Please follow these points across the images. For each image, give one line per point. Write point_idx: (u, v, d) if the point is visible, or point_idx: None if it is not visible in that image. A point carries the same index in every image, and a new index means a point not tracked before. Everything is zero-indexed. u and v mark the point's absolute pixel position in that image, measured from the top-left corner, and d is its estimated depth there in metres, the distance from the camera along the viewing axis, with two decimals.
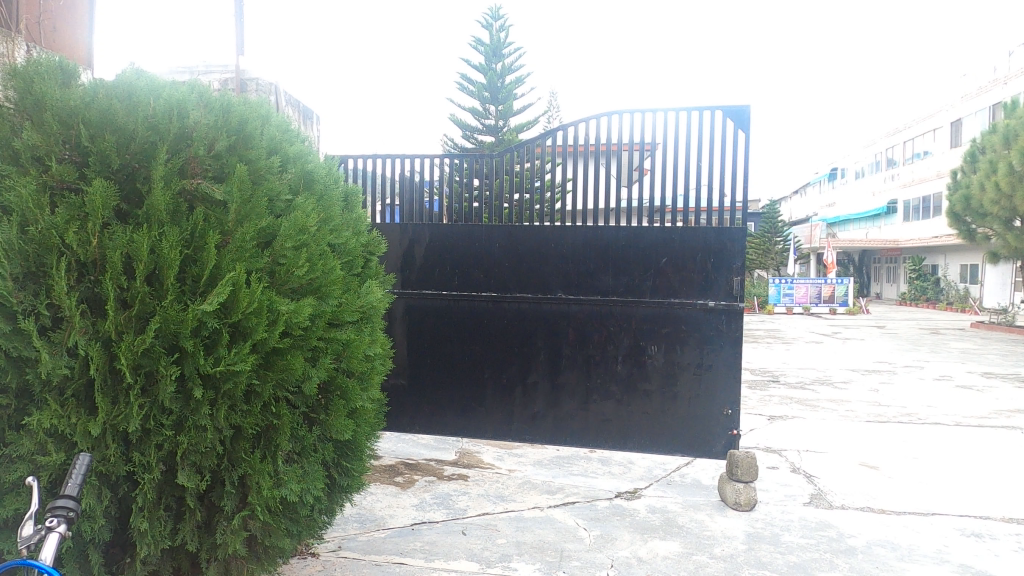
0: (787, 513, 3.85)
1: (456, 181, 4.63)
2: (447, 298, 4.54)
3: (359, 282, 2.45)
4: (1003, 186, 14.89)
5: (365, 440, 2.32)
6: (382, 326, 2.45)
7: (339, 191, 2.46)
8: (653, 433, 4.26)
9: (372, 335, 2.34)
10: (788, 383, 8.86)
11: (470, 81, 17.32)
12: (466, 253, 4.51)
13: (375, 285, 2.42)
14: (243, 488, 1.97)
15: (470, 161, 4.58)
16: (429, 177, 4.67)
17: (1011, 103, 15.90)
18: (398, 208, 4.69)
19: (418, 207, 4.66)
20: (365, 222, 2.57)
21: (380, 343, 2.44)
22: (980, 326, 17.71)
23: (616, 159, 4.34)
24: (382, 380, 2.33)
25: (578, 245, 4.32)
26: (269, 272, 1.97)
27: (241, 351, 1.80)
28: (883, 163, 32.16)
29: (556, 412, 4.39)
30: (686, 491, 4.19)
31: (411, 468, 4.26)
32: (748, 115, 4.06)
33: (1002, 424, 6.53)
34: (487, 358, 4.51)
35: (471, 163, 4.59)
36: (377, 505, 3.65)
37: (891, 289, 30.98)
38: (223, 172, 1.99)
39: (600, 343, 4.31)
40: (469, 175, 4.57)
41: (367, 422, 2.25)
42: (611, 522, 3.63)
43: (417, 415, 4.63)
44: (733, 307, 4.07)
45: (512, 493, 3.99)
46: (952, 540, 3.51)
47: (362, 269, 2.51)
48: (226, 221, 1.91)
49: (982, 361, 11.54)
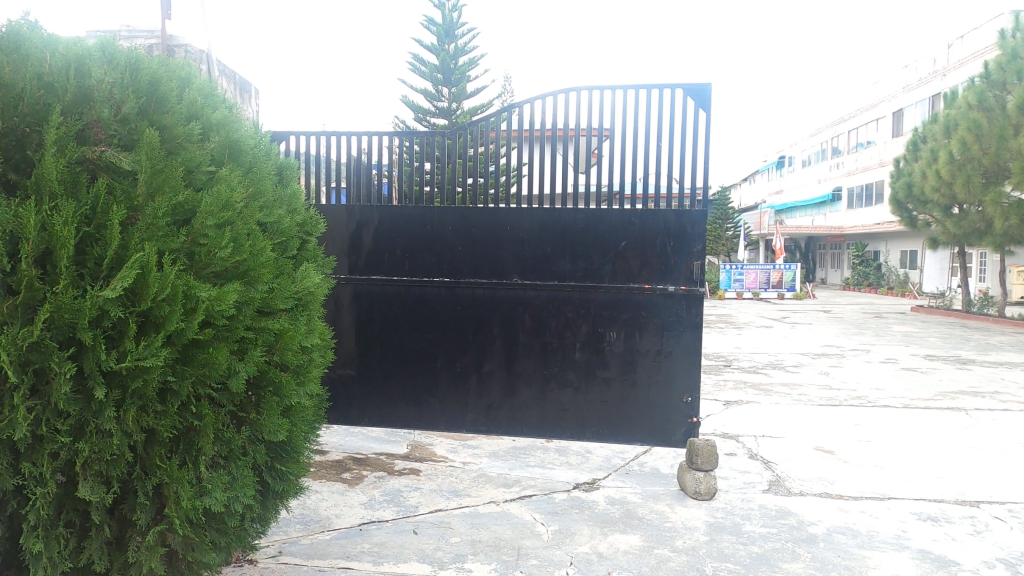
0: (747, 502, 3.78)
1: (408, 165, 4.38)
2: (397, 284, 4.32)
3: (295, 265, 2.20)
4: (943, 174, 15.33)
5: (302, 441, 2.09)
6: (321, 313, 2.20)
7: (271, 163, 2.20)
8: (612, 423, 4.15)
9: (310, 324, 2.09)
10: (742, 367, 8.91)
11: (421, 62, 16.91)
12: (417, 236, 4.28)
13: (312, 268, 2.16)
14: (160, 499, 1.74)
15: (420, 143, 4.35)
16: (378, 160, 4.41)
17: (951, 93, 16.37)
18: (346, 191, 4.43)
19: (368, 190, 4.39)
20: (302, 198, 2.30)
21: (319, 332, 2.19)
22: (920, 310, 18.33)
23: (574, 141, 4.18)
24: (321, 373, 2.10)
25: (535, 229, 4.15)
26: (189, 254, 1.72)
27: (152, 344, 1.57)
28: (828, 151, 32.95)
29: (511, 402, 4.24)
30: (645, 480, 4.08)
31: (360, 464, 4.04)
32: (709, 94, 3.94)
33: (948, 405, 6.67)
34: (440, 347, 4.31)
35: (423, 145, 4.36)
36: (322, 505, 3.42)
37: (837, 274, 31.84)
38: (132, 139, 1.73)
39: (557, 329, 4.16)
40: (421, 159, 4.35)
41: (304, 420, 2.03)
42: (569, 516, 3.49)
43: (366, 408, 4.41)
44: (694, 292, 3.97)
45: (466, 488, 3.81)
46: (910, 524, 3.49)
47: (299, 251, 2.24)
48: (134, 195, 1.66)
49: (925, 343, 11.87)
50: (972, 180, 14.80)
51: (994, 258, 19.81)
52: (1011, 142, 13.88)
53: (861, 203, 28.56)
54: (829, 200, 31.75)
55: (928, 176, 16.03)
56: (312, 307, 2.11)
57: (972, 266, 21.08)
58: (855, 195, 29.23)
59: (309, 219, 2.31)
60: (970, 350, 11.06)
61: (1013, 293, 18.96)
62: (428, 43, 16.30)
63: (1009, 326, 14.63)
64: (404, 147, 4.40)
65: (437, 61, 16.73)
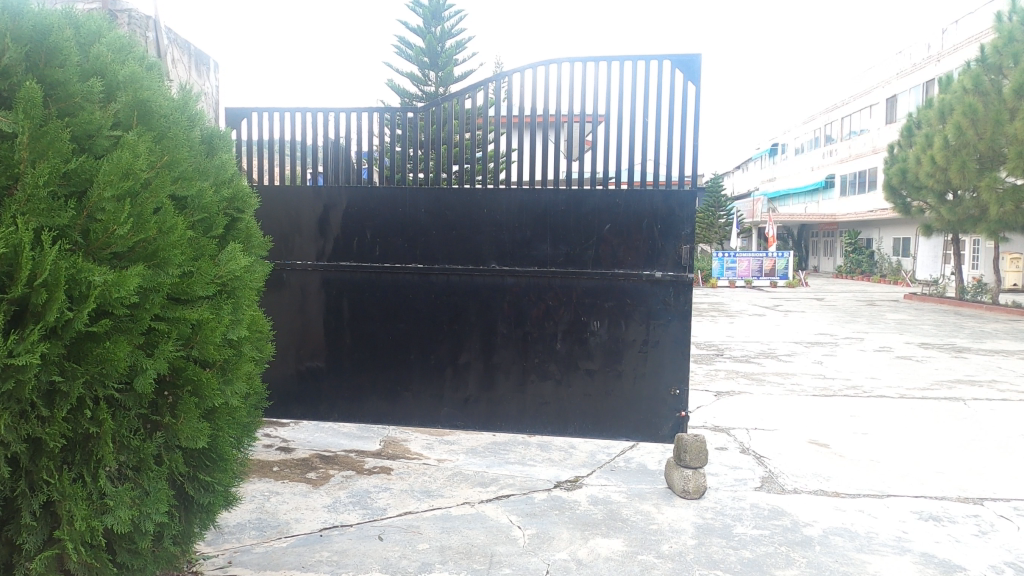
0: (738, 500, 3.56)
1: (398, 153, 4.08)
2: (367, 271, 4.05)
3: (221, 247, 1.92)
4: (938, 159, 15.09)
5: (232, 448, 1.84)
6: (254, 301, 1.93)
7: (195, 132, 1.91)
8: (596, 417, 3.92)
9: (239, 314, 1.82)
10: (734, 357, 8.69)
11: (407, 45, 16.52)
12: (389, 219, 4.01)
13: (242, 250, 1.88)
14: (54, 518, 1.49)
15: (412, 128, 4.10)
16: (364, 146, 4.11)
17: (947, 78, 16.11)
18: (317, 172, 4.16)
19: (347, 173, 4.11)
20: (232, 169, 2.02)
21: (253, 323, 1.92)
22: (913, 298, 18.18)
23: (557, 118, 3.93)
24: (253, 371, 1.84)
25: (513, 212, 3.89)
26: (83, 232, 1.46)
27: (29, 338, 1.32)
28: (821, 138, 32.70)
29: (489, 395, 4.00)
30: (631, 478, 3.86)
31: (327, 462, 3.79)
32: (698, 65, 3.68)
33: (945, 395, 6.47)
34: (413, 338, 4.06)
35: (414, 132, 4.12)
36: (282, 508, 3.18)
37: (829, 262, 31.69)
38: (13, 95, 1.46)
39: (538, 319, 3.91)
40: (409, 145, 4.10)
41: (232, 424, 1.78)
42: (548, 518, 3.25)
43: (335, 402, 4.15)
44: (682, 278, 3.74)
45: (440, 487, 3.57)
46: (911, 525, 3.27)
47: (227, 231, 1.96)
48: (14, 161, 1.40)
49: (919, 331, 11.69)
50: (967, 166, 14.58)
51: (988, 245, 19.66)
52: (1007, 127, 13.66)
53: (855, 190, 28.37)
54: (822, 187, 31.52)
55: (923, 162, 15.80)
56: (242, 292, 1.84)
57: (965, 252, 20.99)
58: (848, 182, 29.03)
59: (240, 192, 2.02)
60: (964, 338, 10.90)
61: (1006, 280, 18.86)
62: (414, 25, 15.90)
63: (1003, 313, 14.51)
64: (378, 122, 4.12)
65: (424, 44, 16.34)
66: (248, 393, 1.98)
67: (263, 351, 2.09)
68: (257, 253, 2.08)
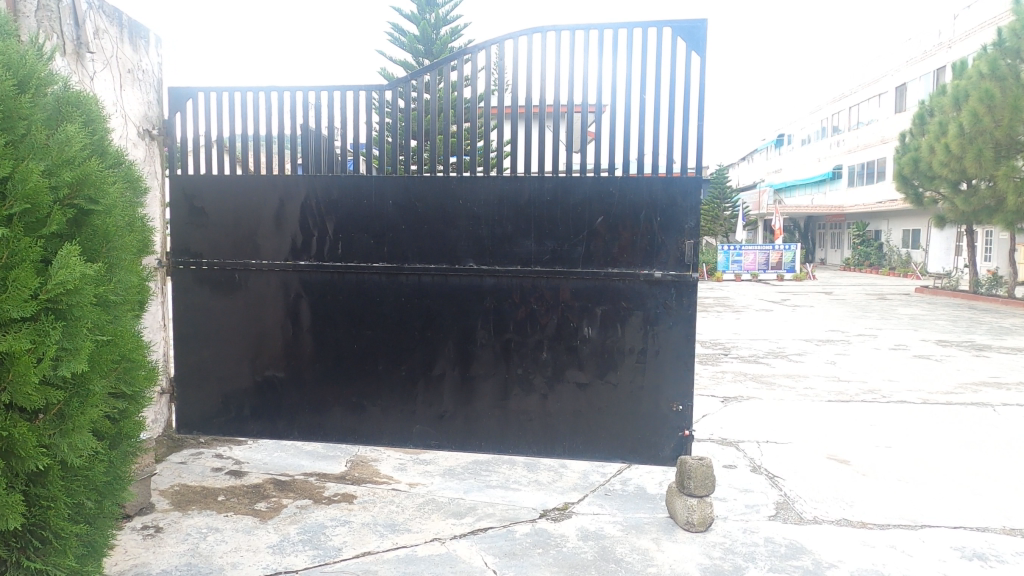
0: (750, 534, 3.10)
1: (392, 143, 3.57)
2: (329, 271, 3.58)
3: (60, 245, 1.67)
4: (953, 148, 14.50)
5: (71, 524, 1.74)
6: (95, 317, 1.72)
7: (32, 103, 1.65)
8: (587, 435, 3.46)
9: (76, 344, 1.64)
10: (741, 357, 8.19)
11: (401, 32, 16.00)
12: (355, 213, 3.53)
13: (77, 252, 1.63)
14: None
15: (405, 120, 3.62)
16: (358, 138, 3.62)
17: (961, 64, 15.50)
18: (297, 164, 3.67)
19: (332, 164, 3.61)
20: (75, 140, 1.68)
21: (99, 353, 1.74)
22: (925, 291, 17.63)
23: (547, 98, 3.45)
24: (95, 418, 1.71)
25: (492, 203, 3.41)
26: None
27: None
28: (829, 129, 32.04)
29: (467, 411, 3.55)
30: (628, 505, 3.39)
31: (282, 489, 3.33)
32: (703, 32, 3.19)
33: (971, 399, 5.98)
34: (381, 347, 3.60)
35: (407, 122, 3.63)
36: (219, 550, 2.72)
37: (837, 254, 31.08)
38: None
39: (520, 323, 3.45)
40: (405, 135, 3.59)
41: (57, 494, 1.69)
42: (530, 559, 2.79)
43: (295, 417, 3.70)
44: (685, 278, 3.26)
45: (407, 520, 3.11)
46: (953, 566, 2.81)
47: (66, 228, 1.69)
48: None
49: (933, 327, 11.18)
50: (983, 154, 14.00)
51: (1002, 237, 19.10)
52: None
53: (863, 181, 27.74)
54: (829, 178, 30.86)
55: (937, 151, 15.22)
56: (79, 309, 1.65)
57: (977, 244, 20.41)
58: (857, 172, 28.39)
59: (87, 175, 1.69)
60: (983, 334, 10.36)
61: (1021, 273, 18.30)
62: (408, 10, 15.35)
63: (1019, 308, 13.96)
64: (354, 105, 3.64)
65: (418, 31, 15.84)
66: (103, 441, 1.89)
67: (133, 384, 1.94)
68: (123, 250, 1.86)
